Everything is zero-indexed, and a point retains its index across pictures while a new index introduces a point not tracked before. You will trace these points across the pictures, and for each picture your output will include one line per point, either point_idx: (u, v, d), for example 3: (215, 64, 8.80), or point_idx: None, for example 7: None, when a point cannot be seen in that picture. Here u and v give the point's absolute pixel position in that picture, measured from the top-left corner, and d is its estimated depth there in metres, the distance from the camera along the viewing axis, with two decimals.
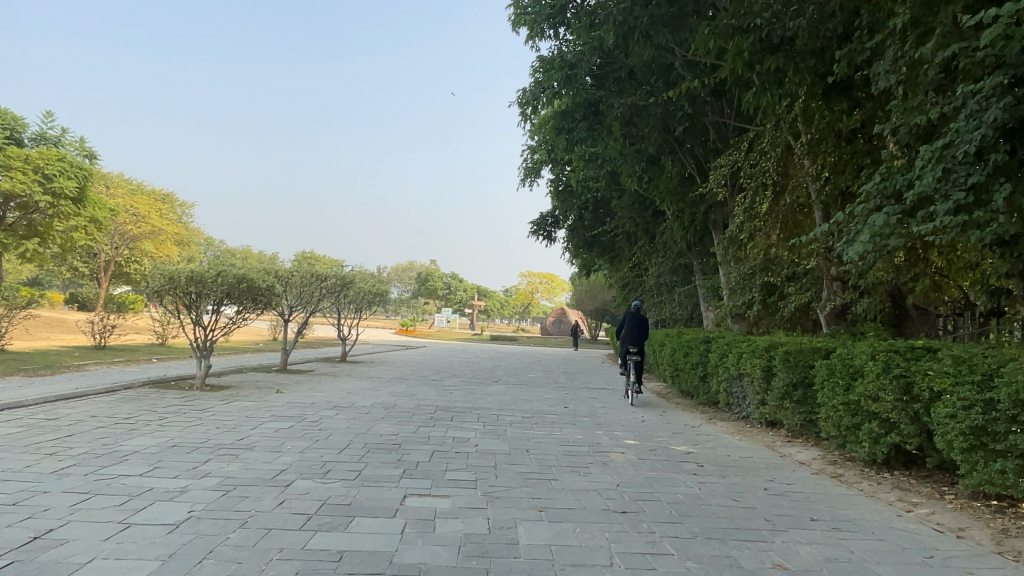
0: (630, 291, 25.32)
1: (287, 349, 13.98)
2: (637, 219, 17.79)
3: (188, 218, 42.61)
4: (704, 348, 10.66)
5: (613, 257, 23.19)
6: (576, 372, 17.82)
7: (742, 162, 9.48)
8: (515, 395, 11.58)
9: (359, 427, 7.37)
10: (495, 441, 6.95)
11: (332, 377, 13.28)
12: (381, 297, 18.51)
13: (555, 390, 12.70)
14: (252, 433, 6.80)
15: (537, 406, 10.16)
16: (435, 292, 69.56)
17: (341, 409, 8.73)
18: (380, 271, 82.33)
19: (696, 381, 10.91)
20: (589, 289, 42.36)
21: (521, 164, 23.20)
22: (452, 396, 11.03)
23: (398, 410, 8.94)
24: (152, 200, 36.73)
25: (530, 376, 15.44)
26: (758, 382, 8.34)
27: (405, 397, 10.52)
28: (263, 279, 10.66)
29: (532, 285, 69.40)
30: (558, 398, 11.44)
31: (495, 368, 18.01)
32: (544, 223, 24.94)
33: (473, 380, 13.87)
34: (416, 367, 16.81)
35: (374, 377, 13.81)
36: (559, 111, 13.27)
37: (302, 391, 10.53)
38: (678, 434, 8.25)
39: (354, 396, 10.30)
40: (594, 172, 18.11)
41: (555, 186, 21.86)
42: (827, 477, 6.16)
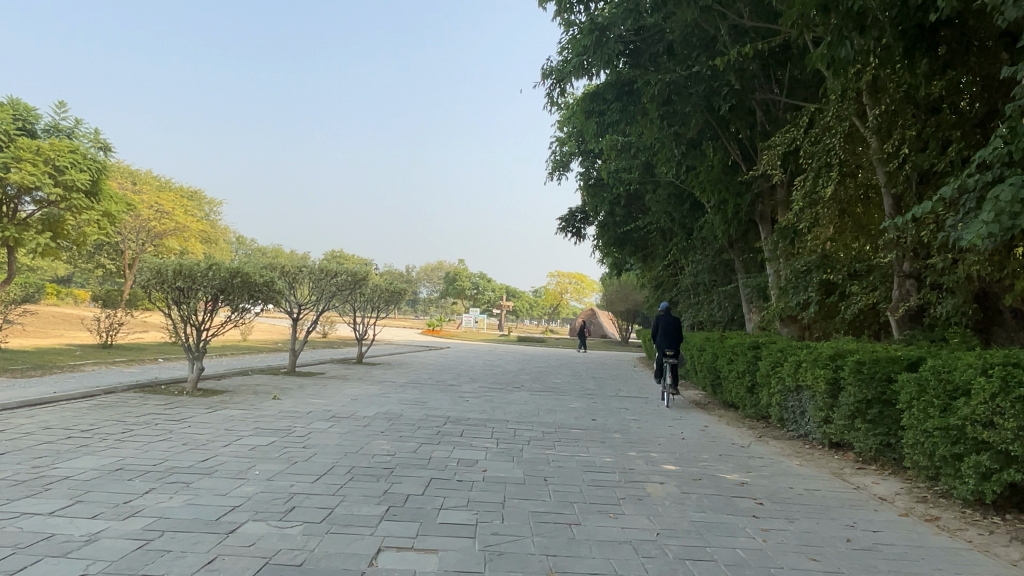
0: (664, 291, 24.00)
1: (296, 350, 13.07)
2: (673, 213, 16.59)
3: (215, 216, 42.44)
4: (753, 355, 9.40)
5: (646, 255, 21.92)
6: (607, 377, 16.61)
7: (801, 140, 8.12)
8: (538, 404, 10.46)
9: (350, 445, 6.31)
10: (508, 465, 5.84)
11: (342, 381, 12.30)
12: (399, 296, 17.56)
13: (582, 399, 11.55)
14: (222, 451, 5.80)
15: (561, 418, 9.03)
16: (463, 292, 68.75)
17: (336, 421, 7.70)
18: (409, 271, 81.89)
19: (743, 392, 9.65)
20: (620, 289, 40.99)
21: (550, 156, 22.11)
22: (468, 404, 9.95)
23: (403, 422, 7.87)
24: (178, 197, 36.42)
25: (557, 382, 14.31)
26: (821, 398, 7.08)
27: (415, 406, 9.47)
28: (261, 274, 9.67)
29: (562, 286, 68.09)
30: (586, 408, 10.28)
31: (520, 371, 16.91)
32: (573, 220, 23.74)
33: (494, 386, 12.77)
34: (435, 370, 15.78)
35: (387, 381, 12.80)
36: (589, 93, 12.09)
37: (303, 398, 9.54)
38: (725, 455, 7.04)
39: (358, 403, 9.29)
40: (626, 162, 16.95)
41: (585, 180, 20.77)
42: (920, 521, 4.90)
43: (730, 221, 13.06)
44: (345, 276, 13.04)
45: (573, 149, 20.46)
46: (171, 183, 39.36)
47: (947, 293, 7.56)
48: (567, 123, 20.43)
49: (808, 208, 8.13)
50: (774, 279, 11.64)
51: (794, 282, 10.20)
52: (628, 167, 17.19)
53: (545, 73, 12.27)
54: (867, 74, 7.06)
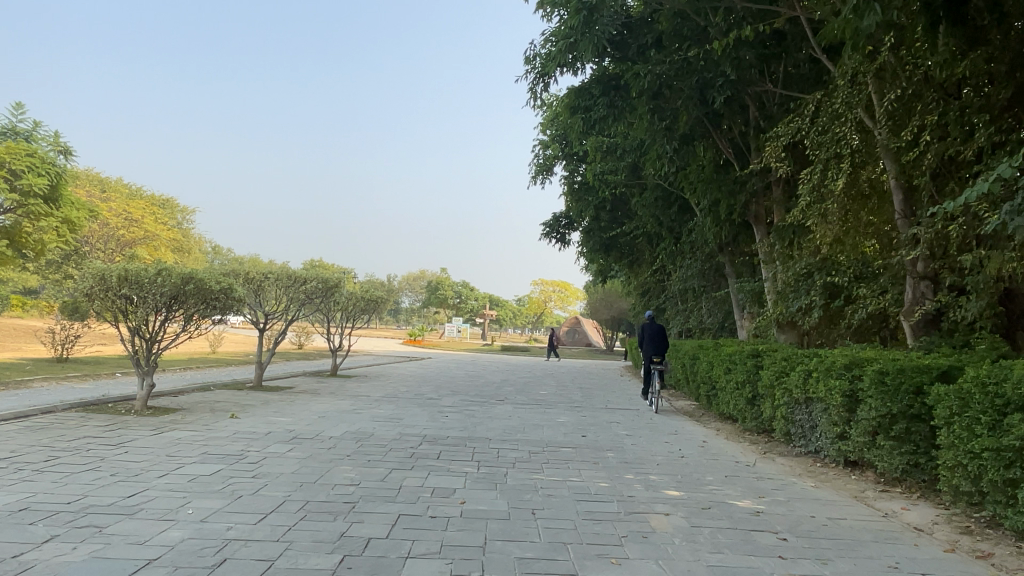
0: (651, 298, 23.38)
1: (262, 363, 12.22)
2: (660, 216, 16.01)
3: (189, 224, 41.33)
4: (753, 363, 8.69)
5: (632, 261, 21.31)
6: (593, 388, 15.89)
7: (807, 130, 7.47)
8: (523, 419, 9.70)
9: (308, 472, 5.51)
10: (490, 495, 5.06)
11: (311, 396, 11.46)
12: (375, 304, 16.76)
13: (569, 412, 10.81)
14: (155, 484, 4.97)
15: (546, 435, 8.27)
16: (445, 301, 67.83)
17: (297, 443, 6.89)
18: (390, 281, 80.89)
19: (743, 403, 8.94)
20: (605, 297, 40.47)
21: (532, 160, 21.48)
22: (446, 420, 9.16)
23: (372, 443, 7.07)
24: (148, 204, 35.30)
25: (541, 394, 13.56)
26: (836, 412, 6.39)
27: (388, 423, 8.67)
28: (217, 281, 8.83)
29: (546, 294, 67.45)
30: (574, 422, 9.53)
31: (502, 382, 16.14)
32: (557, 225, 23.07)
33: (475, 399, 11.99)
34: (413, 382, 14.97)
35: (360, 395, 11.98)
36: (575, 87, 11.35)
37: (264, 416, 8.71)
38: (732, 476, 6.32)
39: (325, 421, 8.48)
40: (612, 164, 16.34)
41: (569, 184, 20.13)
42: (970, 557, 4.20)
43: (721, 224, 12.46)
44: (315, 283, 12.24)
45: (556, 153, 19.84)
46: (142, 191, 38.26)
47: (968, 295, 6.93)
48: (550, 125, 19.83)
49: (816, 204, 7.47)
50: (770, 283, 11.01)
51: (794, 286, 9.55)
52: (614, 169, 16.58)
53: (526, 68, 11.60)
54: (881, 56, 6.44)
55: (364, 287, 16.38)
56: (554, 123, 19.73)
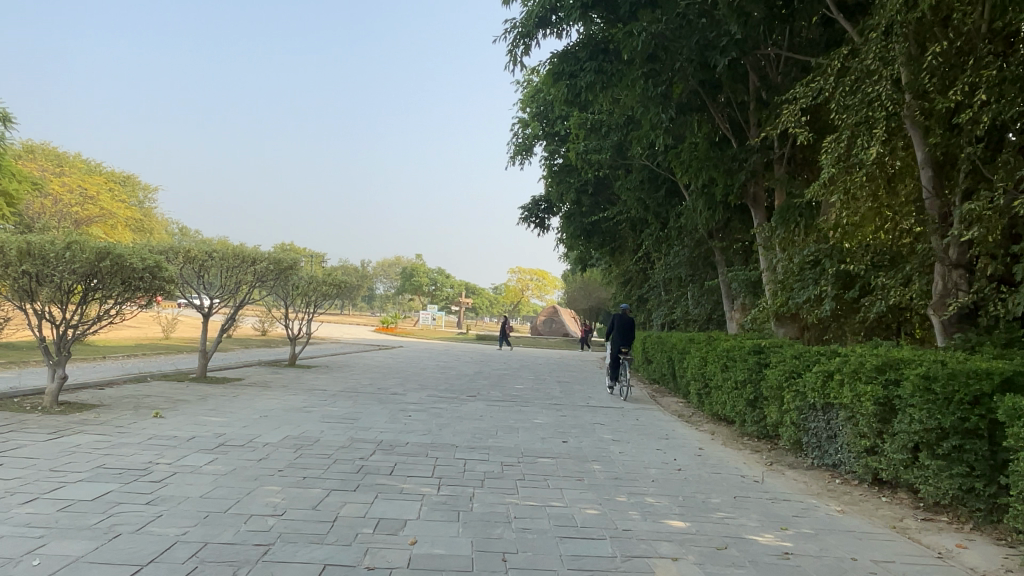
0: (633, 287, 22.47)
1: (207, 352, 11.00)
2: (647, 200, 15.01)
3: (151, 204, 39.54)
4: (756, 361, 7.68)
5: (614, 248, 20.31)
6: (572, 382, 14.90)
7: (831, 91, 6.42)
8: (495, 419, 8.62)
9: (220, 498, 4.36)
10: (448, 532, 3.95)
11: (260, 390, 10.24)
12: (340, 290, 15.58)
13: (547, 410, 9.77)
14: (8, 517, 3.80)
15: (522, 441, 7.19)
16: (421, 288, 66.57)
17: (222, 452, 5.73)
18: (364, 267, 79.26)
19: (742, 406, 7.95)
20: (583, 286, 39.77)
21: (511, 140, 20.36)
22: (408, 421, 8.05)
23: (315, 452, 5.93)
24: (106, 182, 33.51)
25: (517, 389, 12.50)
26: (865, 422, 5.41)
27: (340, 424, 7.53)
28: (143, 258, 7.56)
29: (523, 282, 66.37)
30: (554, 424, 8.46)
31: (474, 375, 15.02)
32: (536, 209, 21.94)
33: (444, 395, 10.87)
34: (378, 374, 13.84)
35: (316, 389, 10.79)
36: (561, 49, 10.17)
37: (195, 415, 7.52)
38: (742, 498, 5.29)
39: (266, 423, 7.32)
40: (597, 143, 15.28)
41: (549, 166, 19.07)
42: None
43: (715, 207, 11.45)
44: (267, 264, 11.01)
45: (536, 132, 18.74)
46: (102, 168, 36.51)
47: (1011, 287, 5.99)
48: (532, 102, 18.75)
49: (841, 179, 6.43)
50: (769, 272, 10.03)
51: (800, 275, 8.59)
52: (598, 148, 15.52)
53: (506, 27, 10.45)
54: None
55: (327, 270, 15.17)
56: (535, 100, 18.64)
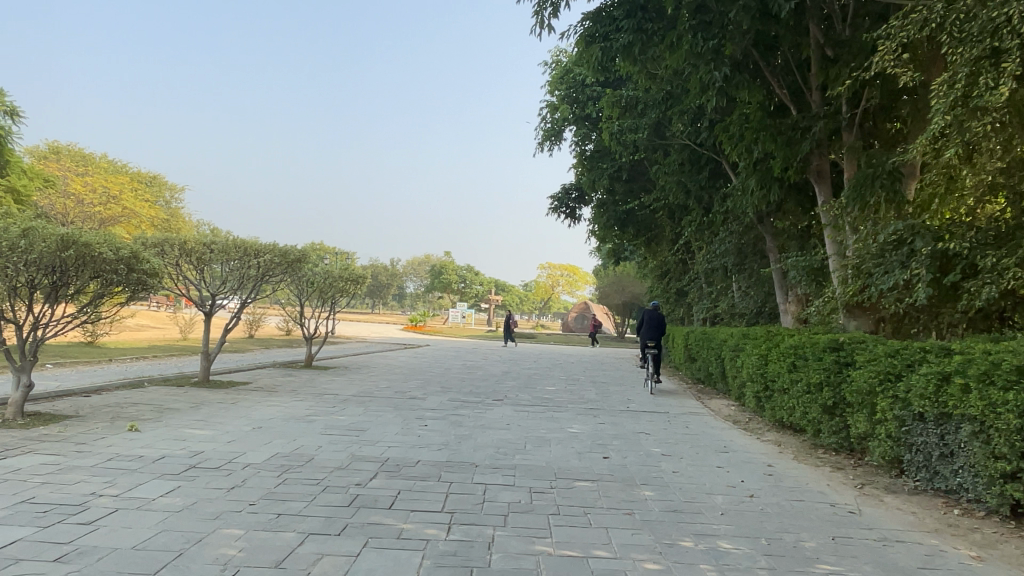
0: (671, 280, 21.19)
1: (209, 354, 10.06)
2: (688, 184, 13.81)
3: (178, 203, 39.21)
4: (835, 361, 6.44)
5: (651, 238, 19.08)
6: (608, 382, 13.70)
7: (936, 24, 5.17)
8: (524, 429, 7.47)
9: (157, 551, 3.28)
10: None
11: (264, 396, 9.23)
12: (358, 286, 14.61)
13: (583, 417, 8.60)
14: None
15: (556, 457, 6.04)
16: (450, 285, 65.73)
17: (188, 478, 4.67)
18: (394, 265, 78.86)
19: (817, 413, 6.72)
20: (615, 280, 38.49)
21: (539, 125, 19.17)
22: (422, 432, 6.94)
23: (302, 477, 4.86)
24: (130, 181, 33.21)
25: (548, 391, 11.35)
26: (1002, 440, 4.16)
27: (342, 437, 6.46)
28: (115, 247, 6.55)
29: (553, 278, 65.15)
30: (592, 435, 7.29)
31: (503, 376, 13.90)
32: (566, 198, 20.73)
33: (468, 399, 9.76)
34: (398, 375, 12.81)
35: (327, 394, 9.76)
36: (595, 9, 9.00)
37: (178, 428, 6.52)
38: (842, 540, 4.08)
39: (255, 437, 6.27)
40: (633, 122, 14.06)
41: (580, 151, 17.91)
42: None
43: (771, 185, 10.21)
44: (272, 256, 10.00)
45: (566, 115, 17.58)
46: (128, 168, 36.28)
47: None
48: (561, 84, 17.61)
49: (954, 133, 5.16)
50: (838, 257, 8.80)
51: (880, 258, 7.34)
52: (634, 128, 14.30)
53: None
54: None
55: (344, 265, 14.18)
56: (565, 81, 17.47)
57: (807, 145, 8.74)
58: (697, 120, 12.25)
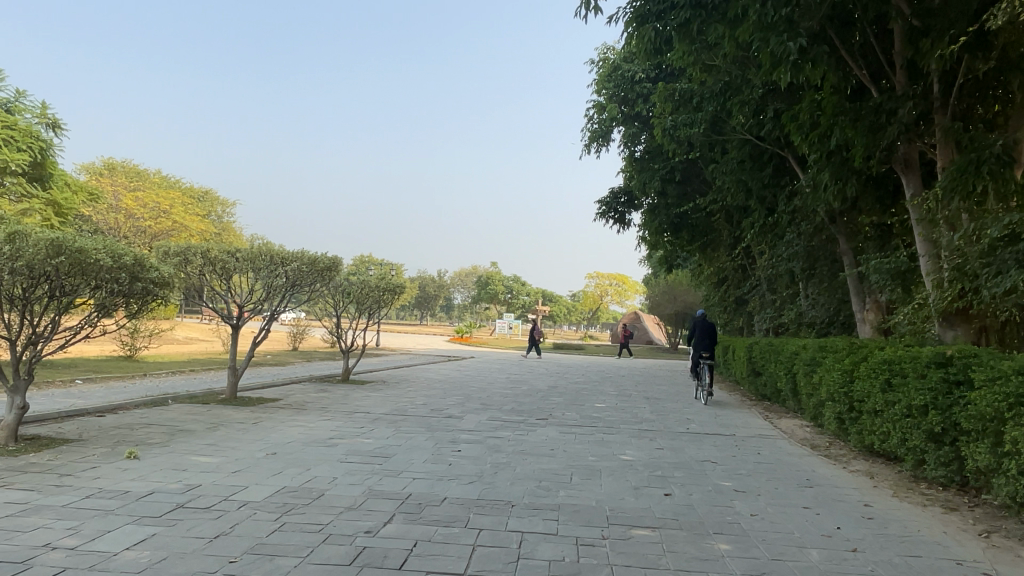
0: (729, 288, 19.96)
1: (235, 370, 9.44)
2: (749, 182, 12.79)
3: (229, 217, 39.68)
4: (943, 379, 5.38)
5: (706, 243, 18.00)
6: (663, 399, 12.66)
7: None
8: (571, 456, 6.57)
9: None
10: None
11: (289, 415, 8.55)
12: (396, 296, 13.94)
13: (638, 441, 7.63)
14: None
15: (608, 494, 5.12)
16: (497, 296, 65.08)
17: (169, 522, 3.97)
18: (442, 276, 78.79)
19: (920, 440, 5.65)
20: (667, 289, 37.13)
21: (585, 127, 18.30)
22: (455, 460, 6.11)
23: (304, 521, 4.08)
24: (181, 196, 33.63)
25: (598, 409, 10.41)
26: None
27: (363, 466, 5.67)
28: (114, 253, 5.99)
29: (602, 288, 63.90)
30: (649, 464, 6.34)
31: (550, 392, 12.98)
32: (615, 202, 19.76)
33: (509, 419, 8.89)
34: (437, 391, 12.04)
35: (357, 412, 9.02)
36: None
37: (183, 455, 5.85)
38: None
39: (265, 466, 5.54)
40: (688, 116, 13.09)
41: (630, 152, 16.98)
42: None
43: (846, 178, 9.17)
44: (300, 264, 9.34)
45: (614, 115, 16.68)
46: (180, 184, 36.84)
47: None
48: (609, 81, 16.74)
49: None
50: (933, 257, 7.69)
51: (990, 256, 6.22)
52: (689, 123, 13.33)
53: None
54: None
55: (381, 275, 13.52)
56: (612, 79, 16.59)
57: (894, 129, 7.67)
58: (760, 111, 11.25)
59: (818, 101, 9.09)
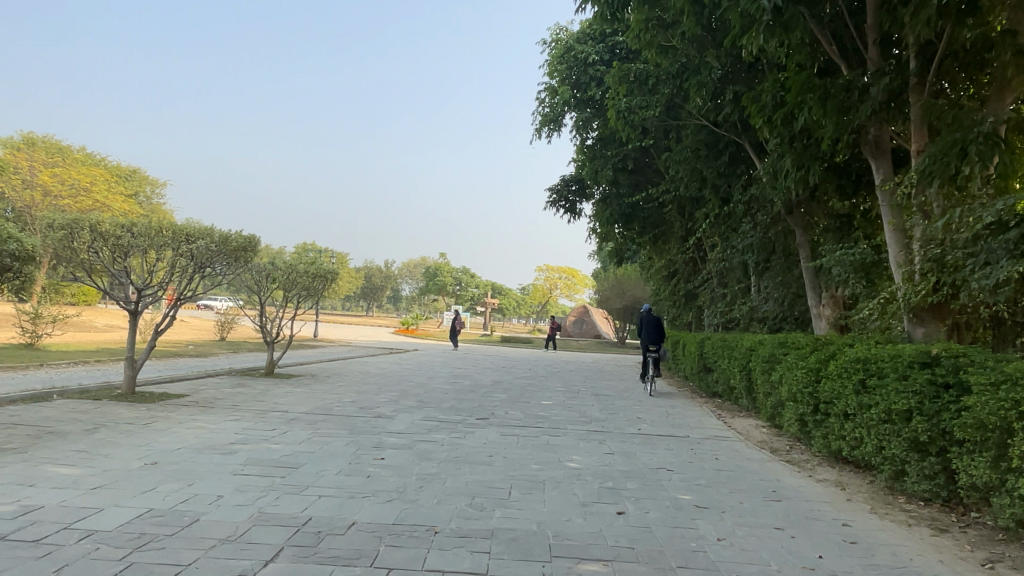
0: (679, 281, 19.50)
1: (133, 362, 8.37)
2: (704, 170, 12.22)
3: (159, 199, 37.56)
4: (930, 381, 4.79)
5: (658, 235, 17.47)
6: (611, 396, 11.98)
7: None
8: (510, 463, 5.74)
9: None
10: None
11: (192, 414, 7.50)
12: (329, 283, 12.90)
13: (586, 445, 6.86)
14: None
15: (551, 514, 4.31)
16: (445, 288, 63.89)
17: None
18: (389, 267, 77.17)
19: (899, 449, 5.07)
20: (616, 283, 36.74)
21: (536, 111, 17.52)
22: (374, 470, 5.22)
23: (158, 561, 3.15)
24: (107, 175, 31.52)
25: (543, 407, 9.63)
26: None
27: (260, 480, 4.73)
28: None
29: (551, 281, 63.45)
30: (599, 474, 5.57)
31: (493, 387, 12.15)
32: (566, 191, 19.04)
33: (444, 419, 8.01)
34: (370, 387, 11.07)
35: (273, 410, 8.00)
36: None
37: (38, 466, 4.82)
38: None
39: (137, 481, 4.56)
40: (642, 99, 12.43)
41: (581, 138, 16.28)
42: None
43: (809, 165, 8.61)
44: (212, 243, 8.27)
45: (566, 99, 15.94)
46: (105, 162, 34.58)
47: None
48: (562, 63, 15.99)
49: None
50: (904, 249, 7.17)
51: (974, 246, 5.69)
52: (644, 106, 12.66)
53: None
54: None
55: (312, 259, 12.45)
56: (565, 60, 15.85)
57: (867, 108, 7.09)
58: (719, 94, 10.64)
59: (783, 81, 8.48)
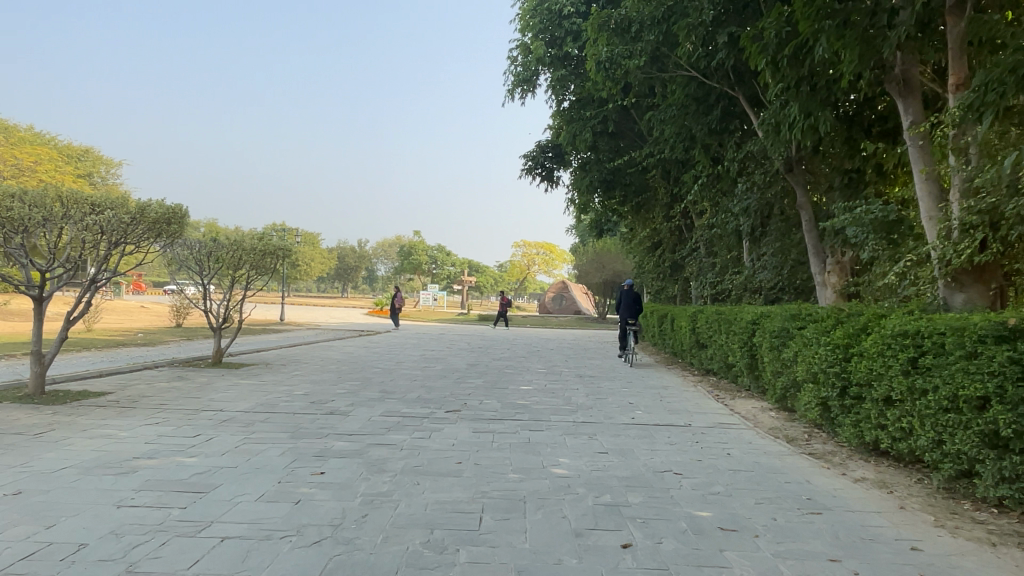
0: (664, 252, 18.51)
1: (41, 358, 7.08)
2: (693, 128, 11.16)
3: (115, 180, 35.67)
4: (1012, 360, 3.75)
5: (641, 202, 16.46)
6: (597, 377, 10.93)
7: None
8: (481, 473, 4.63)
9: None
10: None
11: (104, 417, 6.26)
12: (283, 261, 11.65)
13: (574, 442, 5.78)
14: None
15: (534, 553, 3.20)
16: (420, 267, 62.51)
17: None
18: (363, 247, 75.58)
19: (968, 445, 4.05)
20: (596, 257, 35.79)
21: (508, 71, 16.23)
22: (307, 493, 4.07)
23: None
24: (56, 154, 29.66)
25: (522, 394, 8.55)
26: None
27: (148, 516, 3.57)
28: None
29: (528, 257, 62.38)
30: (593, 484, 4.47)
31: (466, 371, 11.06)
32: (542, 157, 17.82)
33: (407, 413, 6.89)
34: (329, 375, 9.91)
35: (204, 409, 6.79)
36: None
37: None
38: None
39: None
40: (626, 47, 11.18)
41: (557, 98, 15.09)
42: None
43: (818, 112, 7.54)
44: (126, 214, 6.97)
45: (541, 56, 14.67)
46: (55, 141, 32.61)
47: None
48: (536, 16, 14.71)
49: None
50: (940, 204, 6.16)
51: None
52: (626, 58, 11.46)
53: None
54: None
55: (262, 234, 11.17)
56: (538, 13, 14.56)
57: (896, 35, 6.02)
58: (711, 40, 9.53)
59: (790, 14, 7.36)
